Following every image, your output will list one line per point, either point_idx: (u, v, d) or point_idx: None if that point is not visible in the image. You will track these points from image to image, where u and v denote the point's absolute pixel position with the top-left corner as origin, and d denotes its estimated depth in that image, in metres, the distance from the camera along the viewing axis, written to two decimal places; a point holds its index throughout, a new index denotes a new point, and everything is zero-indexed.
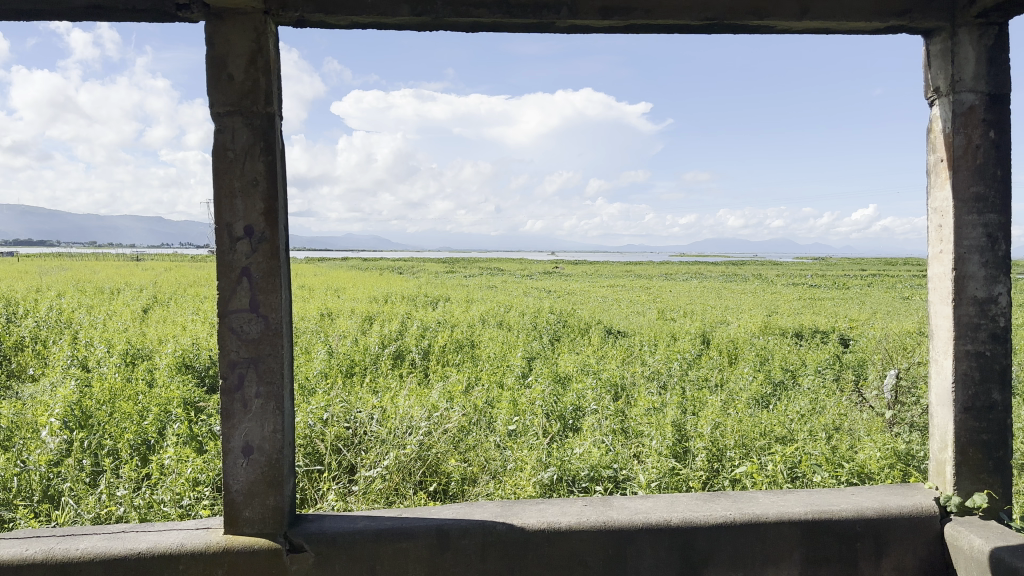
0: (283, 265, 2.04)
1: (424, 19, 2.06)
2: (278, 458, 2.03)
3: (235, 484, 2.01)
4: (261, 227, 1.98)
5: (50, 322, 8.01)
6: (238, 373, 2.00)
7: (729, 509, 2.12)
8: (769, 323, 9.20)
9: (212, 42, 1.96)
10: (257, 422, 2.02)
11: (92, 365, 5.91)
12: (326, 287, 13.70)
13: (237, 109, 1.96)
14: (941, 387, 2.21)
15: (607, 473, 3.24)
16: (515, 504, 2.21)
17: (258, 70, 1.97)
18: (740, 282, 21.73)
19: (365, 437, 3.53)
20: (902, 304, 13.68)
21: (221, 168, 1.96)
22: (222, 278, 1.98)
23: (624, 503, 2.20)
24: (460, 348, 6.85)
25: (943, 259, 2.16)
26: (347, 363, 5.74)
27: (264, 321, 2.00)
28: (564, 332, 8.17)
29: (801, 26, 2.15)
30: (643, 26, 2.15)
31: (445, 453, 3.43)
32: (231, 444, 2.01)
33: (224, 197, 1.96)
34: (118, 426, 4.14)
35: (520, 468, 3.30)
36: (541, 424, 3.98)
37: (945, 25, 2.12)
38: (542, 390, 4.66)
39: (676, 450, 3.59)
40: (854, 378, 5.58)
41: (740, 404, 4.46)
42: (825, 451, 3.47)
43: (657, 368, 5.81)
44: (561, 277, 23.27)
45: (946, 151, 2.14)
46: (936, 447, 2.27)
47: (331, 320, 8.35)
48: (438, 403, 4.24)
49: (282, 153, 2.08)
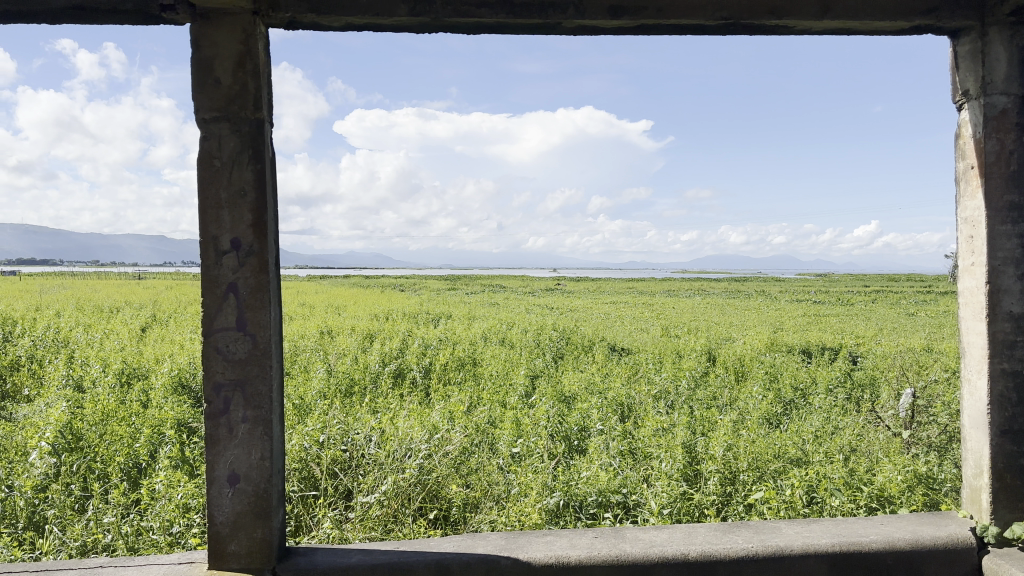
0: (273, 281, 1.91)
1: (423, 20, 1.94)
2: (265, 488, 1.89)
3: (220, 516, 1.88)
4: (249, 241, 1.86)
5: (46, 341, 7.89)
6: (223, 396, 1.87)
7: (750, 541, 1.98)
8: (775, 340, 9.06)
9: (198, 44, 1.84)
10: (244, 448, 1.88)
11: (87, 385, 5.78)
12: (328, 304, 13.57)
13: (224, 115, 1.85)
14: (975, 409, 2.08)
15: (616, 500, 3.09)
16: (520, 536, 2.07)
17: (247, 74, 1.85)
18: (742, 298, 21.53)
19: (362, 461, 3.38)
20: (907, 321, 13.55)
21: (207, 177, 1.84)
22: (207, 295, 1.85)
23: (637, 534, 2.06)
24: (461, 366, 6.70)
25: (975, 272, 2.04)
26: (346, 382, 5.61)
27: (251, 340, 1.87)
28: (568, 349, 8.03)
29: (821, 27, 2.03)
30: (656, 26, 2.03)
31: (446, 477, 3.29)
32: (215, 473, 1.88)
33: (209, 208, 1.84)
34: (108, 448, 4.01)
35: (524, 494, 3.15)
36: (547, 446, 3.83)
37: (975, 24, 2.01)
38: (546, 410, 4.52)
39: (687, 473, 3.44)
40: (867, 398, 5.42)
41: (752, 425, 4.31)
42: (843, 475, 3.32)
43: (664, 387, 5.66)
44: (562, 294, 23.13)
45: (978, 157, 2.02)
46: (971, 472, 2.13)
47: (330, 338, 8.21)
48: (438, 425, 4.09)
49: (273, 162, 1.96)
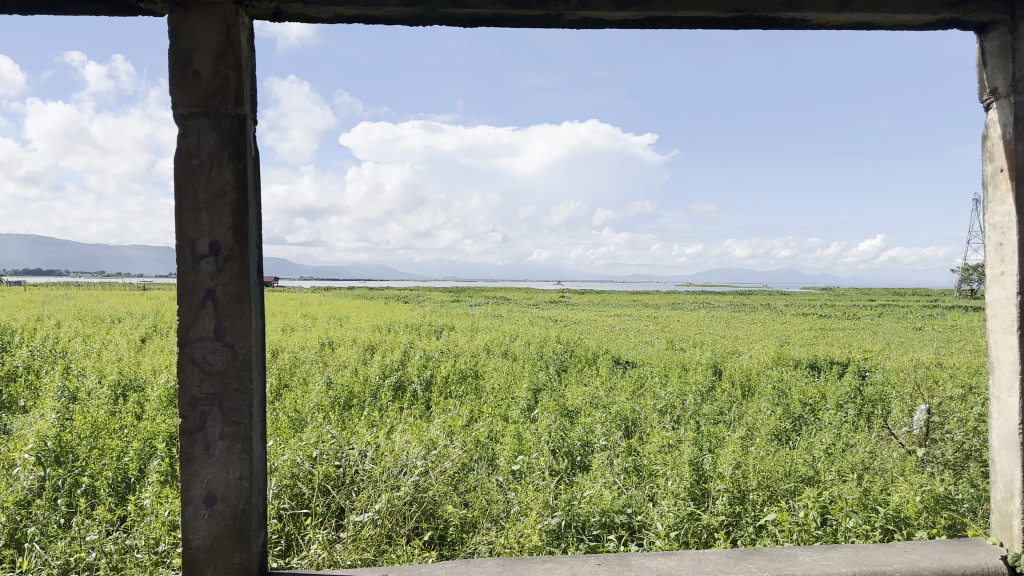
0: (254, 287, 1.79)
1: (416, 10, 1.83)
2: (245, 510, 1.77)
3: (196, 539, 1.76)
4: (229, 244, 1.74)
5: (44, 351, 7.78)
6: (199, 412, 1.74)
7: (764, 570, 1.86)
8: (782, 353, 8.93)
9: (176, 35, 1.73)
10: (221, 467, 1.76)
11: (82, 396, 5.66)
12: (331, 315, 13.44)
13: (203, 111, 1.73)
14: (1004, 429, 1.95)
15: (620, 521, 2.95)
16: (517, 563, 1.98)
17: (228, 67, 1.74)
18: (747, 313, 21.35)
19: (356, 477, 3.25)
20: (914, 334, 13.41)
21: (184, 177, 1.72)
22: (183, 302, 1.73)
23: (644, 562, 1.95)
24: (463, 378, 6.57)
25: (1005, 282, 1.91)
26: (345, 394, 5.49)
27: (230, 351, 1.75)
28: (571, 362, 7.91)
29: (838, 20, 1.92)
30: (664, 18, 1.91)
31: (443, 495, 3.16)
32: (190, 494, 1.75)
33: (186, 210, 1.73)
34: (97, 463, 3.88)
35: (524, 513, 3.02)
36: (549, 462, 3.71)
37: (1004, 18, 1.89)
38: (548, 424, 4.38)
39: (695, 492, 3.30)
40: (878, 413, 5.28)
41: (761, 441, 4.18)
42: (856, 495, 3.19)
43: (670, 402, 5.52)
44: (565, 307, 23.01)
45: (1008, 160, 1.90)
46: (999, 497, 2.01)
47: (331, 350, 8.09)
48: (437, 439, 3.96)
49: (255, 162, 1.85)
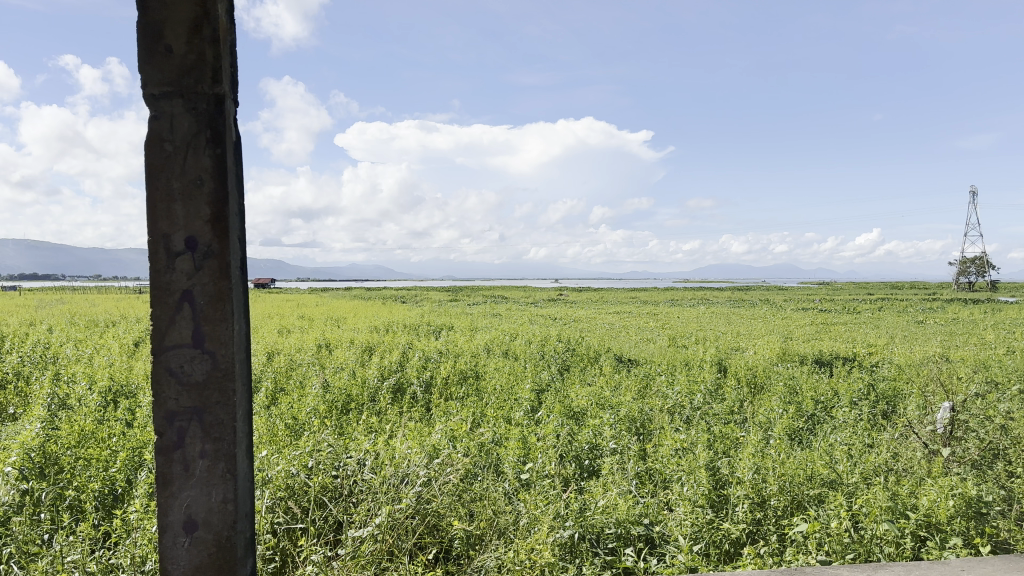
0: (235, 287, 1.61)
1: None
2: (228, 536, 1.60)
3: (175, 570, 1.58)
4: (207, 239, 1.55)
5: (34, 357, 7.58)
6: (176, 428, 1.55)
7: None
8: (788, 349, 8.73)
9: (145, 6, 1.54)
10: (202, 490, 1.57)
11: (71, 402, 5.48)
12: (328, 316, 13.26)
13: (177, 90, 1.54)
14: None
15: (637, 532, 2.78)
16: None
17: (204, 40, 1.54)
18: (749, 308, 21.16)
19: (354, 489, 3.06)
20: (918, 328, 13.22)
21: (156, 165, 1.54)
22: (157, 305, 1.54)
23: None
24: (463, 380, 6.38)
25: None
26: (343, 397, 5.31)
27: (210, 359, 1.56)
28: (573, 361, 7.72)
29: None
30: None
31: (448, 507, 2.97)
32: (168, 519, 1.57)
33: (158, 201, 1.54)
34: (83, 475, 3.68)
35: (534, 524, 2.85)
36: (558, 468, 3.54)
37: None
38: (555, 428, 4.20)
39: (712, 498, 3.14)
40: (893, 411, 5.11)
41: (777, 442, 4.01)
42: (885, 499, 3.00)
43: (679, 402, 5.35)
44: (562, 305, 22.85)
45: None
46: None
47: (328, 352, 7.89)
48: (439, 446, 3.77)
49: (235, 148, 1.66)
